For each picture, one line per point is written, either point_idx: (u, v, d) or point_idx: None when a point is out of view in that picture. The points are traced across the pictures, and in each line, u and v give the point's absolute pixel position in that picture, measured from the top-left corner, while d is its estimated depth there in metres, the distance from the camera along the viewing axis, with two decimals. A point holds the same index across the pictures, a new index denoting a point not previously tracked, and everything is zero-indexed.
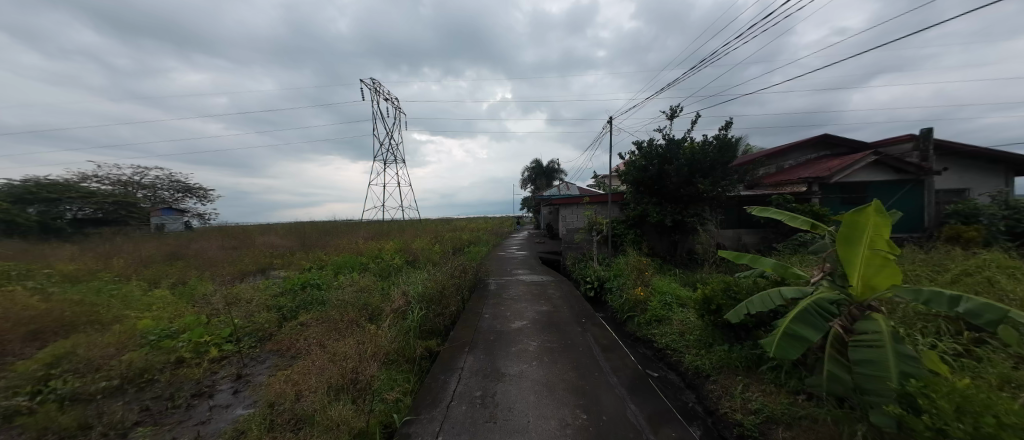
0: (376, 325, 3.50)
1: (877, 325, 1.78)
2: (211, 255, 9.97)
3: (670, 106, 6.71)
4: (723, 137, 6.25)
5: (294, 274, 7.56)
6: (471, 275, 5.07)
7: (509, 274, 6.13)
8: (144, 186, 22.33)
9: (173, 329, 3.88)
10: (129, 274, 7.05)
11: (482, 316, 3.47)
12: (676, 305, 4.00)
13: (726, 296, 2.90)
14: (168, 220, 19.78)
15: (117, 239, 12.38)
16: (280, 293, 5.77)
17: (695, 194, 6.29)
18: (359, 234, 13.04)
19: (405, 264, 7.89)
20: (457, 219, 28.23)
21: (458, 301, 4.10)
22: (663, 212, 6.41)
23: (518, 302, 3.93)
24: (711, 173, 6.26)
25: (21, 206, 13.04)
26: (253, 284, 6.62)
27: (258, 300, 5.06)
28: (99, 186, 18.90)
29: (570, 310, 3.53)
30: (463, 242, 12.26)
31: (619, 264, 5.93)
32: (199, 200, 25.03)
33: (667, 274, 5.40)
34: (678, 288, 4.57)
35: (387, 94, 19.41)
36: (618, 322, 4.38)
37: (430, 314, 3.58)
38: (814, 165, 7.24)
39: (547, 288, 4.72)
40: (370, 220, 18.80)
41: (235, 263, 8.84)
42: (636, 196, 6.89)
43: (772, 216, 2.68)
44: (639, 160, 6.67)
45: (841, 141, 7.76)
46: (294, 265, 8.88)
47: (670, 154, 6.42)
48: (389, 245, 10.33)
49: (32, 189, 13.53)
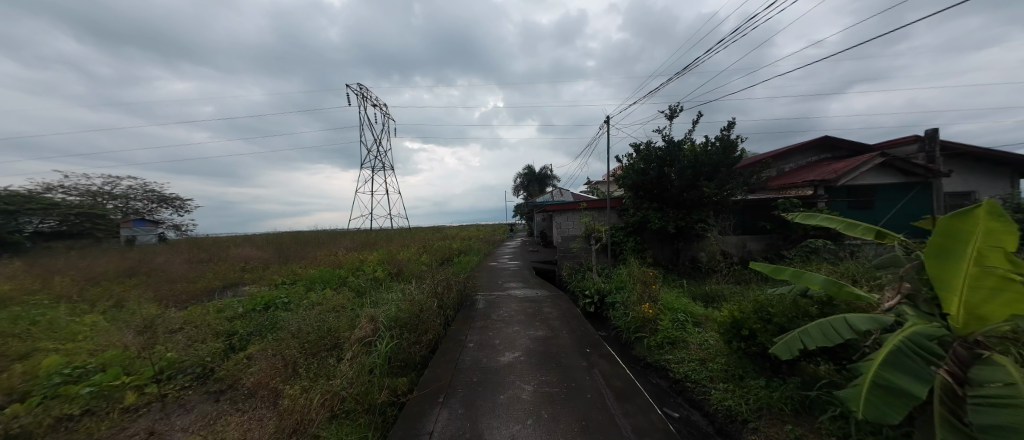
0: (336, 359, 2.88)
1: (1005, 374, 1.28)
2: (175, 271, 9.09)
3: (670, 106, 6.32)
4: (727, 137, 5.85)
5: (262, 291, 6.81)
6: (456, 291, 4.48)
7: (500, 287, 5.54)
8: (115, 196, 21.10)
9: (89, 367, 3.20)
10: (70, 294, 6.20)
11: (466, 345, 2.87)
12: (691, 325, 3.50)
13: (761, 317, 2.40)
14: (140, 232, 18.59)
15: (74, 254, 11.32)
16: (239, 315, 5.05)
17: (699, 199, 5.86)
18: (342, 245, 12.28)
19: (387, 277, 7.25)
20: (448, 228, 27.60)
21: (439, 325, 3.49)
22: (665, 219, 5.97)
23: (508, 325, 3.34)
24: (715, 176, 5.83)
25: None
26: (213, 303, 5.88)
27: (209, 327, 4.37)
28: (65, 196, 17.70)
29: (571, 336, 2.96)
30: (452, 251, 11.65)
31: (619, 275, 5.44)
32: (177, 211, 23.81)
33: (674, 286, 4.92)
34: (689, 303, 4.08)
35: (375, 99, 18.90)
36: (623, 343, 3.83)
37: (403, 342, 2.97)
38: (817, 168, 6.94)
39: (542, 305, 4.15)
40: (357, 229, 18.02)
41: (200, 279, 8.05)
42: (634, 201, 6.45)
43: (819, 223, 2.21)
44: (637, 163, 6.26)
45: (843, 143, 7.50)
46: (267, 280, 8.14)
47: (671, 157, 6.01)
48: (372, 257, 9.62)
49: None
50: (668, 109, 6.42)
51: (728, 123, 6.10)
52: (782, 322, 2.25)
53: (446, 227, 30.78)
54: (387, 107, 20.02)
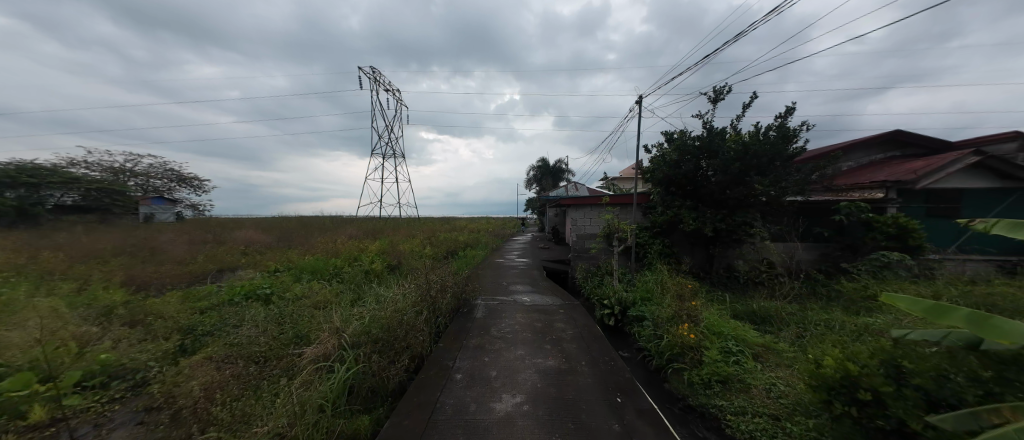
0: (285, 382, 2.22)
1: None
2: (173, 252, 8.76)
3: (714, 87, 5.35)
4: (784, 125, 4.84)
5: (251, 279, 6.31)
6: (452, 294, 3.77)
7: (505, 290, 4.83)
8: (137, 174, 21.44)
9: (8, 368, 2.67)
10: (53, 272, 5.84)
11: (452, 377, 2.14)
12: (748, 359, 2.70)
13: (886, 375, 1.60)
14: (159, 210, 18.83)
15: (80, 229, 11.18)
16: (211, 305, 4.50)
17: (744, 197, 4.95)
18: (347, 232, 11.82)
19: (385, 270, 6.66)
20: (458, 219, 27.16)
21: (425, 339, 2.77)
22: (703, 220, 5.10)
23: (512, 348, 2.60)
24: (768, 170, 4.86)
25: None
26: (194, 290, 5.39)
27: (170, 320, 3.82)
28: (88, 172, 18.01)
29: (593, 372, 2.21)
30: (459, 244, 11.04)
31: (646, 284, 4.64)
32: (195, 191, 24.14)
33: (714, 299, 4.08)
34: (740, 325, 3.22)
35: (390, 84, 18.31)
36: (653, 372, 3.03)
37: (372, 364, 2.25)
38: (887, 168, 5.90)
39: (554, 319, 3.39)
40: (366, 217, 17.65)
41: (195, 262, 7.68)
42: (665, 197, 5.61)
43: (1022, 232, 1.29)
44: (671, 154, 5.38)
45: (918, 139, 6.39)
46: (262, 266, 7.69)
47: (711, 147, 5.11)
48: (373, 246, 9.05)
49: (11, 173, 12.55)
50: (711, 91, 5.44)
51: (786, 108, 5.08)
52: (925, 386, 1.46)
53: (456, 218, 30.35)
54: (402, 92, 19.41)
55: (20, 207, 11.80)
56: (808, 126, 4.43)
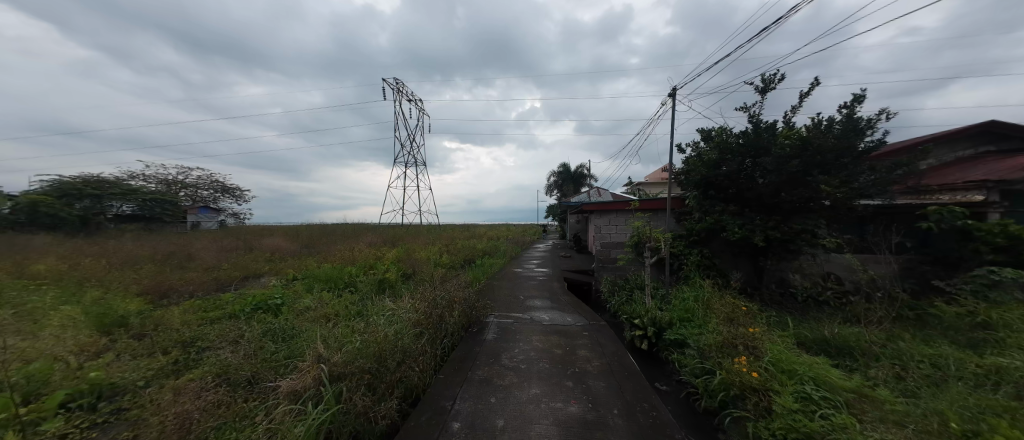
0: (256, 421, 1.85)
1: None
2: (204, 259, 9.03)
3: (762, 75, 4.67)
4: (852, 115, 4.09)
5: (268, 287, 6.27)
6: (461, 312, 3.36)
7: (521, 306, 4.37)
8: (186, 186, 23.14)
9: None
10: (90, 279, 6.04)
11: (448, 429, 1.68)
12: (839, 411, 2.03)
13: None
14: (203, 219, 20.13)
15: (129, 236, 11.94)
16: (221, 316, 4.36)
17: (802, 201, 4.23)
18: (368, 239, 11.87)
19: (400, 279, 6.42)
20: (478, 226, 27.12)
21: (424, 370, 2.34)
22: (752, 227, 4.42)
23: (525, 386, 2.12)
24: (833, 169, 4.10)
25: (68, 201, 13.20)
26: (212, 299, 5.36)
27: (174, 333, 3.65)
28: (145, 184, 19.63)
29: (629, 428, 1.69)
30: (478, 251, 10.74)
31: (685, 302, 4.01)
32: (236, 201, 25.74)
33: (772, 323, 3.41)
34: (816, 362, 2.55)
35: (412, 93, 18.63)
36: (705, 417, 2.42)
37: (353, 402, 1.84)
38: (981, 165, 4.93)
39: (576, 345, 2.88)
40: (388, 224, 17.90)
41: (222, 269, 7.84)
42: (704, 202, 4.96)
43: None
44: (710, 153, 4.75)
45: (1019, 130, 5.31)
46: (283, 273, 7.72)
47: (760, 144, 4.44)
48: (390, 254, 8.93)
49: (78, 186, 13.74)
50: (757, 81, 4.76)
51: (853, 96, 4.31)
52: None
53: (476, 225, 30.36)
54: (424, 101, 19.86)
55: (84, 216, 12.87)
56: (888, 115, 3.69)
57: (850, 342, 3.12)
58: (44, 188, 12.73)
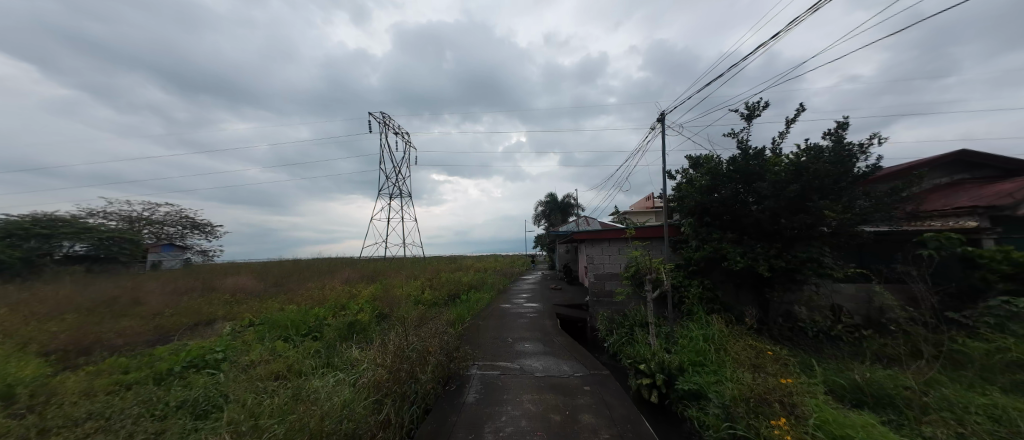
0: None
1: None
2: (152, 305, 7.98)
3: (746, 103, 4.64)
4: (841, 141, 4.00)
5: (217, 336, 5.43)
6: (434, 366, 2.76)
7: (509, 351, 3.81)
8: (151, 222, 21.70)
9: None
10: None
11: None
12: None
13: None
14: (167, 257, 18.67)
15: (72, 279, 10.69)
16: (144, 379, 3.58)
17: (803, 228, 4.01)
18: (345, 275, 11.05)
19: (373, 320, 5.73)
20: (465, 258, 26.42)
21: None
22: (754, 255, 4.13)
23: None
24: (831, 193, 3.93)
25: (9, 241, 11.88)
26: (143, 356, 4.51)
27: (68, 408, 2.86)
28: (103, 221, 18.23)
29: None
30: (463, 286, 10.08)
31: (694, 343, 3.55)
32: (206, 237, 24.27)
33: (796, 366, 2.99)
34: (867, 423, 2.10)
35: (398, 127, 18.56)
36: None
37: None
38: (964, 192, 4.96)
39: (578, 406, 2.35)
40: (370, 258, 17.05)
41: (169, 315, 6.89)
42: (700, 230, 4.70)
43: None
44: (702, 178, 4.56)
45: (989, 160, 5.44)
46: (241, 317, 6.84)
47: (751, 170, 4.27)
48: (366, 291, 8.20)
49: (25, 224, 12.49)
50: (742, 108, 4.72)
51: (839, 122, 4.27)
52: None
53: (463, 257, 29.56)
54: (408, 133, 20.02)
55: (26, 258, 11.56)
56: (881, 139, 3.60)
57: (888, 391, 2.70)
58: None
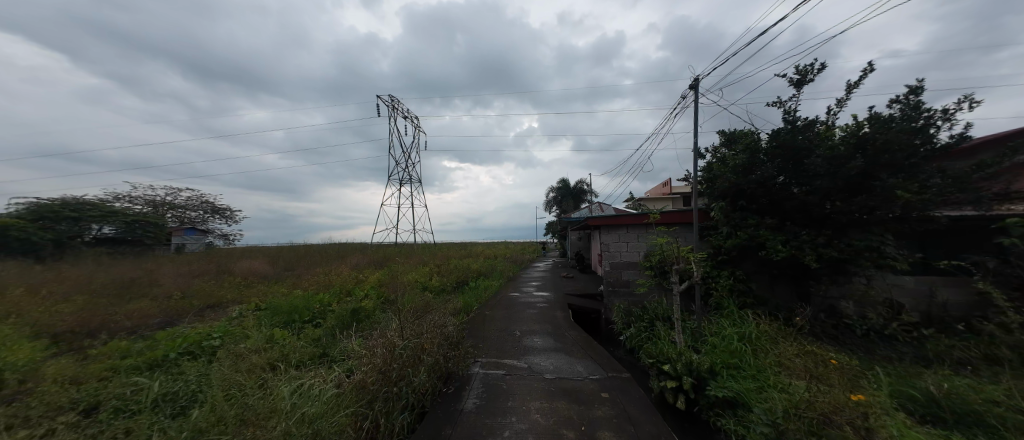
0: None
1: None
2: (166, 287, 8.06)
3: (797, 66, 3.97)
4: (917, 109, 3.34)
5: (222, 320, 5.33)
6: (429, 366, 2.42)
7: (516, 346, 3.47)
8: (173, 206, 22.35)
9: None
10: (7, 314, 5.06)
11: None
12: None
13: None
14: (190, 241, 19.26)
15: (97, 260, 10.99)
16: (139, 365, 3.44)
17: (862, 212, 3.43)
18: (354, 261, 10.98)
19: (377, 307, 5.53)
20: (475, 245, 26.30)
21: None
22: (799, 243, 3.60)
23: None
24: (899, 171, 3.32)
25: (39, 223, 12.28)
26: (145, 339, 4.42)
27: (50, 395, 2.70)
28: (128, 205, 18.83)
29: None
30: (472, 273, 9.83)
31: (728, 343, 3.11)
32: (225, 222, 24.93)
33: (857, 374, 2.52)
34: None
35: (406, 111, 18.27)
36: None
37: None
38: None
39: (596, 420, 1.97)
40: (381, 244, 17.08)
41: (180, 298, 6.89)
42: (734, 215, 4.17)
43: None
44: (741, 156, 3.98)
45: None
46: (249, 301, 6.78)
47: (799, 145, 3.65)
48: (373, 277, 8.04)
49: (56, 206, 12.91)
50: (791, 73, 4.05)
51: (913, 86, 3.58)
52: None
53: (473, 244, 29.47)
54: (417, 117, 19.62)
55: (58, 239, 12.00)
56: (972, 103, 2.96)
57: (976, 408, 2.22)
58: (16, 210, 11.86)
